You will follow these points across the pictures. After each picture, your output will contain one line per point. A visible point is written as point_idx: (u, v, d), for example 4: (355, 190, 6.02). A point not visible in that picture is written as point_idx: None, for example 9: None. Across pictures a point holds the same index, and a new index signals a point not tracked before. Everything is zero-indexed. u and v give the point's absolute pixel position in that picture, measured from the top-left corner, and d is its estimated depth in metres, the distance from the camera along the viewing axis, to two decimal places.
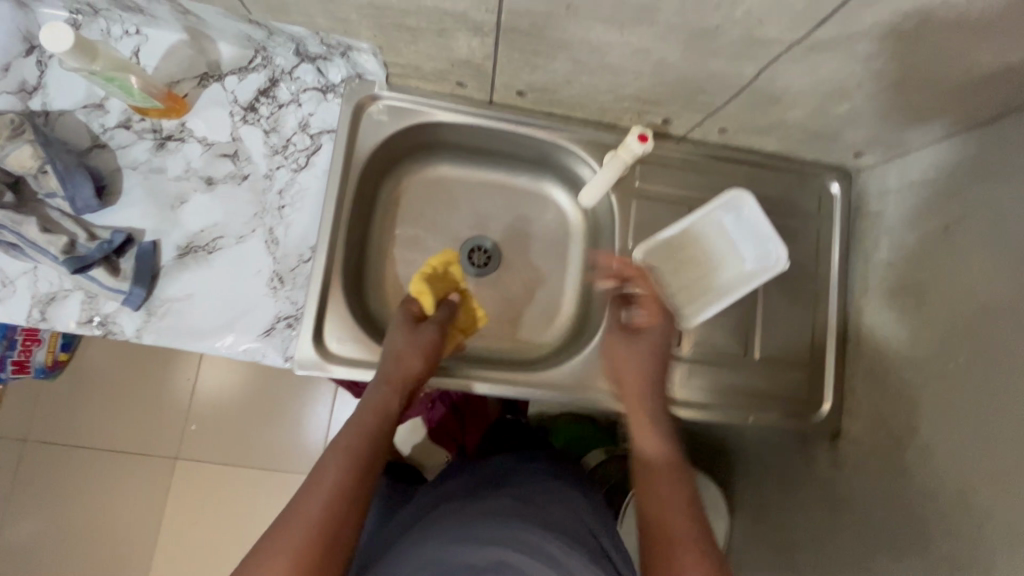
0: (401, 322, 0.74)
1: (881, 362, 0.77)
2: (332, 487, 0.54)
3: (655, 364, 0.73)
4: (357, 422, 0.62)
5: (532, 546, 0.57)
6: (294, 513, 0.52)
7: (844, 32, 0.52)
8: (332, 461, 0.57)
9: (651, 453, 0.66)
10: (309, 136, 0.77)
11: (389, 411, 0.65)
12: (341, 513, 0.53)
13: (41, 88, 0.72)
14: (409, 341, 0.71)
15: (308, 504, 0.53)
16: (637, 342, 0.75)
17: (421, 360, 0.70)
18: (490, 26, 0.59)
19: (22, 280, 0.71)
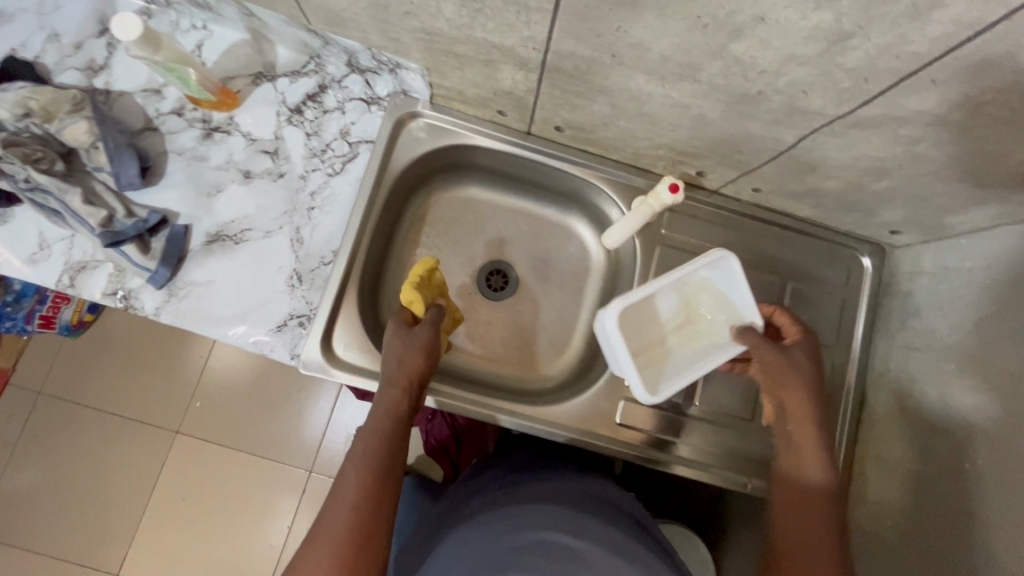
0: (395, 328, 0.70)
1: (897, 450, 0.74)
2: (355, 504, 0.56)
3: (813, 372, 0.66)
4: (371, 427, 0.61)
5: (578, 529, 0.60)
6: (322, 532, 0.54)
7: (889, 114, 0.51)
8: (353, 473, 0.58)
9: (808, 485, 0.61)
10: (348, 144, 0.80)
11: (402, 410, 0.64)
12: (366, 530, 0.55)
13: (106, 68, 0.76)
14: (405, 346, 0.67)
15: (334, 522, 0.54)
16: (790, 356, 0.66)
17: (423, 358, 0.68)
18: (535, 63, 0.61)
19: (58, 246, 0.73)
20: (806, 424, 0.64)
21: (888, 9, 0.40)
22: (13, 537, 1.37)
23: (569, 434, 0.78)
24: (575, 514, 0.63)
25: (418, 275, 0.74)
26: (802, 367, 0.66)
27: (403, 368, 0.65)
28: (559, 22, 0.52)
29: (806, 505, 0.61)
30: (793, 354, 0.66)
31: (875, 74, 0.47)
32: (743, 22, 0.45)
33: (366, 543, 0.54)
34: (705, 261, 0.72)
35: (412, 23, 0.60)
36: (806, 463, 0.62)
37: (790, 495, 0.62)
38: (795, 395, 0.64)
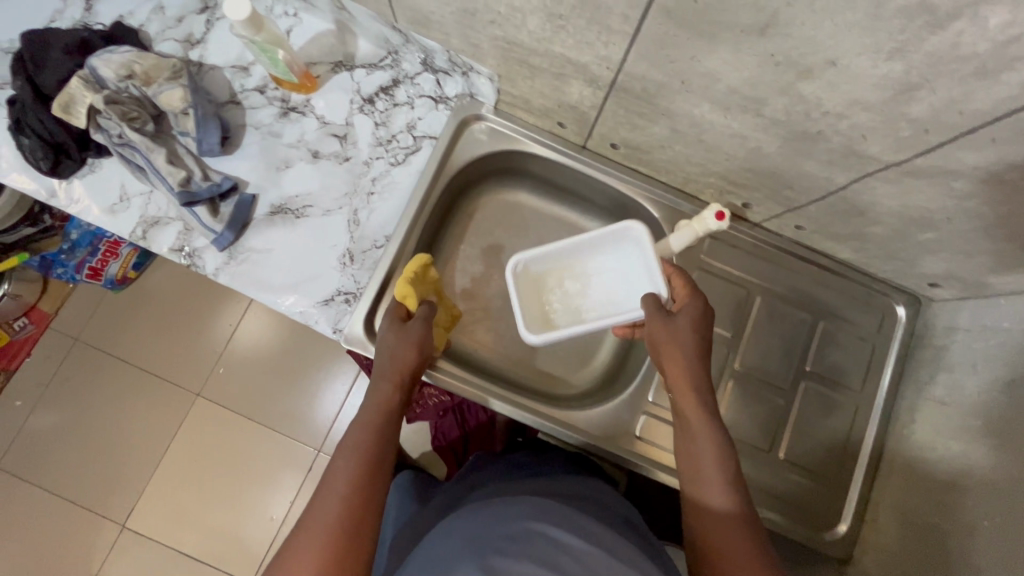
0: (389, 324, 0.73)
1: (914, 502, 0.74)
2: (345, 489, 0.57)
3: (699, 335, 0.67)
4: (361, 419, 0.64)
5: (577, 527, 0.59)
6: (312, 519, 0.54)
7: (945, 167, 0.53)
8: (344, 462, 0.59)
9: (698, 456, 0.61)
10: (413, 137, 0.84)
11: (391, 404, 0.66)
12: (354, 513, 0.55)
13: (202, 43, 0.82)
14: (399, 342, 0.70)
15: (324, 508, 0.55)
16: (672, 319, 0.68)
17: (415, 354, 0.71)
18: (605, 81, 0.64)
19: (136, 200, 0.79)
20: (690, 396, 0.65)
21: (959, 66, 0.42)
22: (32, 475, 1.43)
23: (589, 441, 0.80)
24: (580, 516, 0.62)
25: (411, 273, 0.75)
26: (683, 330, 0.67)
27: (395, 364, 0.69)
28: (637, 46, 0.55)
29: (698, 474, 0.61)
30: (677, 319, 0.68)
31: (937, 127, 0.49)
32: (815, 64, 0.47)
33: (355, 526, 0.54)
34: (615, 229, 0.74)
35: (493, 31, 0.65)
36: (696, 435, 0.63)
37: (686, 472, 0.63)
38: (678, 361, 0.67)
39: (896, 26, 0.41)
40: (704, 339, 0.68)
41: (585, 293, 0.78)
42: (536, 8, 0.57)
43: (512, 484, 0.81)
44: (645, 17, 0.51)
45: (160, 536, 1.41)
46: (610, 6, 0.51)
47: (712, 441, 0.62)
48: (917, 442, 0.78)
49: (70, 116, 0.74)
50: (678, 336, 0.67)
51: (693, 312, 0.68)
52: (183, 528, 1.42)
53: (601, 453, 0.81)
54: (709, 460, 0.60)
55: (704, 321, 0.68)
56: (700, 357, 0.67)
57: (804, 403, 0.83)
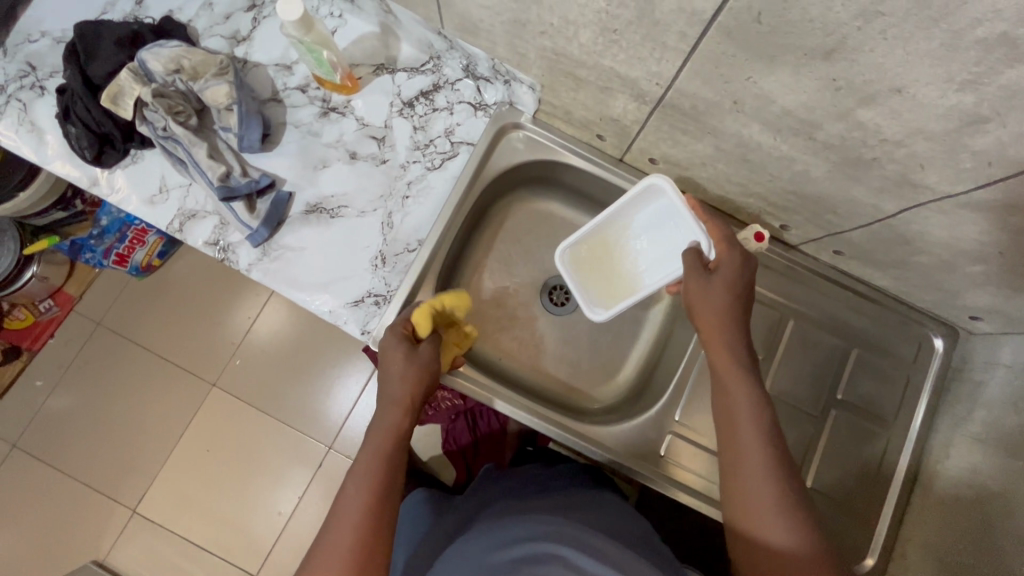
0: (396, 345, 0.70)
1: (947, 541, 0.72)
2: (356, 521, 0.57)
3: (736, 300, 0.65)
4: (371, 446, 0.63)
5: (583, 543, 0.57)
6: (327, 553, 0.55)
7: (1004, 202, 0.52)
8: (354, 492, 0.59)
9: (740, 441, 0.62)
10: (450, 143, 0.84)
11: (400, 430, 0.66)
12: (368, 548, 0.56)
13: (247, 40, 0.83)
14: (405, 366, 0.69)
15: (336, 544, 0.56)
16: (709, 281, 0.66)
17: (423, 378, 0.69)
18: (653, 97, 0.64)
19: (175, 193, 0.80)
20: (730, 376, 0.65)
21: None
22: (50, 457, 1.44)
23: (614, 458, 0.79)
24: (587, 533, 0.59)
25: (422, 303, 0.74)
26: (719, 295, 0.65)
27: (405, 389, 0.67)
28: (691, 64, 0.55)
29: (739, 460, 0.61)
30: (714, 281, 0.65)
31: (1000, 161, 0.48)
32: (879, 91, 0.46)
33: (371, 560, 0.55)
34: (642, 187, 0.70)
35: (542, 42, 0.64)
36: (732, 398, 0.64)
37: (725, 455, 0.63)
38: (713, 322, 0.66)
39: (971, 57, 0.40)
40: (741, 306, 0.67)
41: (636, 256, 0.77)
42: (591, 22, 0.56)
43: (532, 497, 0.79)
44: (703, 36, 0.50)
45: (171, 525, 1.42)
46: (668, 23, 0.51)
47: (753, 426, 0.62)
48: (953, 479, 0.76)
49: (118, 108, 0.75)
50: (714, 302, 0.65)
51: (732, 274, 0.66)
52: (193, 518, 1.42)
53: (626, 472, 0.79)
54: (749, 447, 0.61)
55: (742, 283, 0.66)
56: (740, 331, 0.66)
57: (834, 431, 0.81)
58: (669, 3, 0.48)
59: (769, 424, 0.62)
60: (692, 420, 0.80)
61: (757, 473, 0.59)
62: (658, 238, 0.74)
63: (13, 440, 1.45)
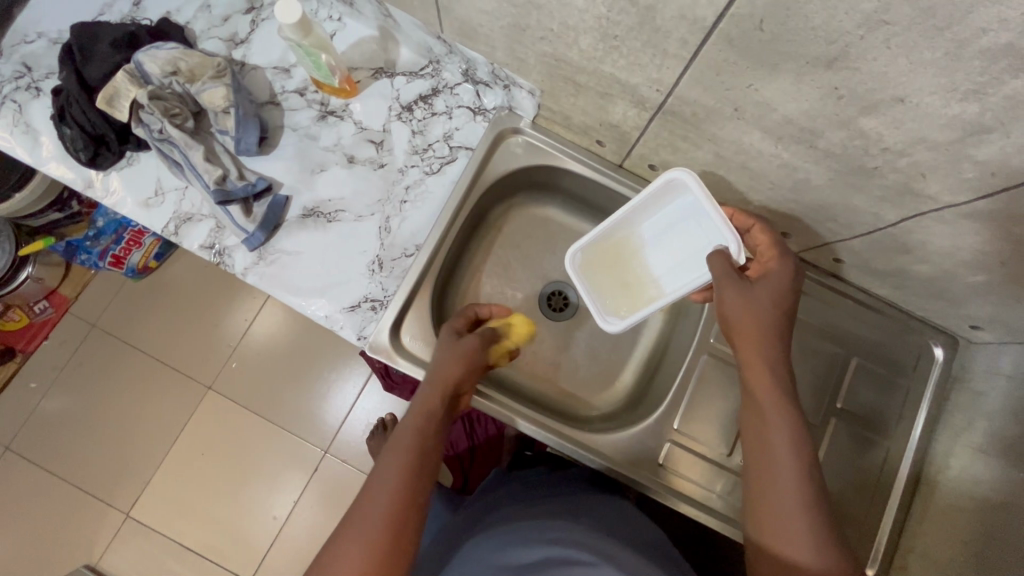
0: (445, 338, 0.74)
1: (947, 553, 0.72)
2: (378, 511, 0.55)
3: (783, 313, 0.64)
4: (407, 424, 0.64)
5: (599, 551, 0.57)
6: (347, 535, 0.54)
7: (1006, 212, 0.51)
8: (389, 465, 0.59)
9: (773, 461, 0.60)
10: (449, 147, 0.83)
11: (434, 412, 0.66)
12: (387, 544, 0.53)
13: (246, 43, 0.82)
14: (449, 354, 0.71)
15: (358, 529, 0.54)
16: (750, 288, 0.64)
17: (464, 367, 0.71)
18: (653, 103, 0.63)
19: (171, 196, 0.79)
20: (772, 392, 0.62)
21: None
22: (43, 459, 1.43)
23: (611, 466, 0.78)
24: (602, 540, 0.59)
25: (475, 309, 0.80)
26: (763, 304, 0.63)
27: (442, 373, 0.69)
28: (692, 70, 0.54)
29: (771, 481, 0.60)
30: (758, 285, 0.65)
31: (1003, 171, 0.47)
32: (881, 100, 0.46)
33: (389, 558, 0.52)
34: (664, 182, 0.69)
35: (542, 47, 0.64)
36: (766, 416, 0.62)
37: (756, 471, 0.61)
38: (748, 331, 0.63)
39: (976, 67, 0.39)
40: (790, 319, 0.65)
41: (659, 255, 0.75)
42: (591, 27, 0.56)
43: (531, 499, 0.78)
44: (705, 43, 0.50)
45: (164, 529, 1.40)
46: (669, 30, 0.51)
47: (789, 448, 0.60)
48: (954, 491, 0.75)
49: (113, 110, 0.74)
50: (757, 310, 0.63)
51: (784, 283, 0.65)
52: (187, 522, 1.41)
53: (623, 480, 0.79)
54: (784, 471, 0.59)
55: (794, 295, 0.65)
56: (781, 346, 0.64)
57: (833, 440, 0.81)
58: (671, 9, 0.48)
59: (804, 441, 0.60)
60: (691, 428, 0.79)
61: (790, 499, 0.58)
62: (685, 235, 0.72)
63: (6, 442, 1.43)
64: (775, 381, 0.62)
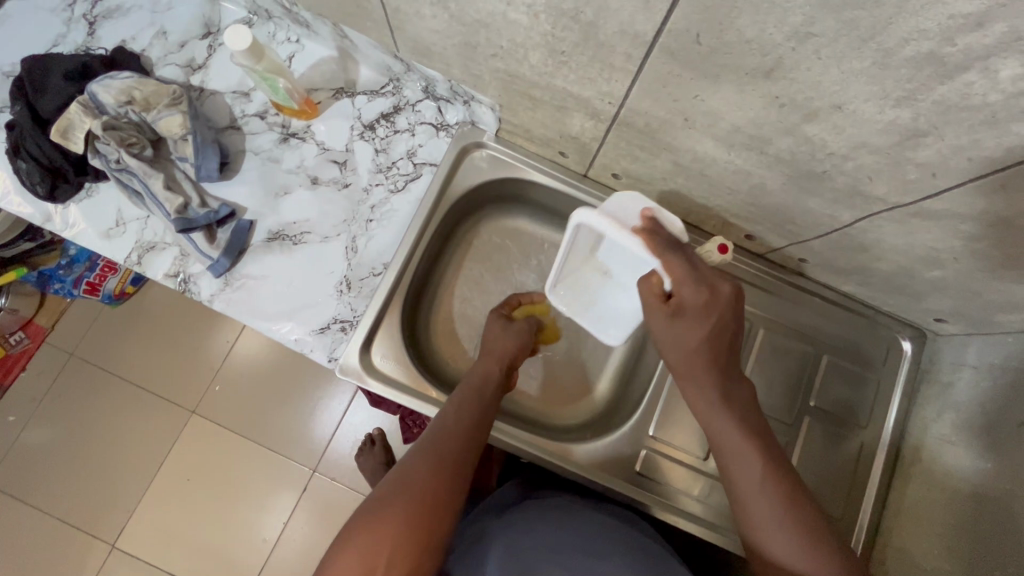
0: (496, 319, 0.82)
1: (923, 545, 0.72)
2: (433, 458, 0.61)
3: (711, 336, 0.60)
4: (467, 383, 0.72)
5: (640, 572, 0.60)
6: (402, 482, 0.58)
7: (952, 210, 0.52)
8: (453, 412, 0.67)
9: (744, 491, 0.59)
10: (413, 164, 0.83)
11: (494, 377, 0.74)
12: (434, 488, 0.58)
13: (203, 68, 0.82)
14: (505, 333, 0.79)
15: (418, 475, 0.59)
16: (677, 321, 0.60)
17: (517, 342, 0.79)
18: (607, 115, 0.63)
19: (132, 225, 0.78)
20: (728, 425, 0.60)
21: (968, 115, 0.41)
22: (25, 494, 1.40)
23: (594, 476, 0.78)
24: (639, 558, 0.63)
25: (519, 299, 0.87)
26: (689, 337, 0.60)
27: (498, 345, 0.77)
28: (640, 83, 0.55)
29: (749, 506, 0.59)
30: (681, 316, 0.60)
31: (944, 172, 0.48)
32: (821, 107, 0.47)
33: (437, 511, 0.57)
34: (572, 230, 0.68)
35: (495, 64, 0.64)
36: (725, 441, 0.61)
37: (733, 499, 0.61)
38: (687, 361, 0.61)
39: (904, 75, 0.40)
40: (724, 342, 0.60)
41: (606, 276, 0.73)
42: (538, 44, 0.56)
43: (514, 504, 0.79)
44: (648, 56, 0.50)
45: (151, 558, 1.38)
46: (613, 45, 0.51)
47: (754, 476, 0.59)
48: (927, 482, 0.76)
49: (68, 142, 0.73)
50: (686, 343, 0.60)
51: (703, 313, 0.59)
52: (174, 550, 1.39)
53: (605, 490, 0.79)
54: (756, 489, 0.59)
55: (719, 308, 0.59)
56: (722, 370, 0.61)
57: (809, 438, 0.81)
58: (612, 25, 0.48)
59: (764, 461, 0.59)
60: (667, 434, 0.80)
61: (771, 520, 0.58)
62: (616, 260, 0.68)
63: None
64: (724, 417, 0.61)
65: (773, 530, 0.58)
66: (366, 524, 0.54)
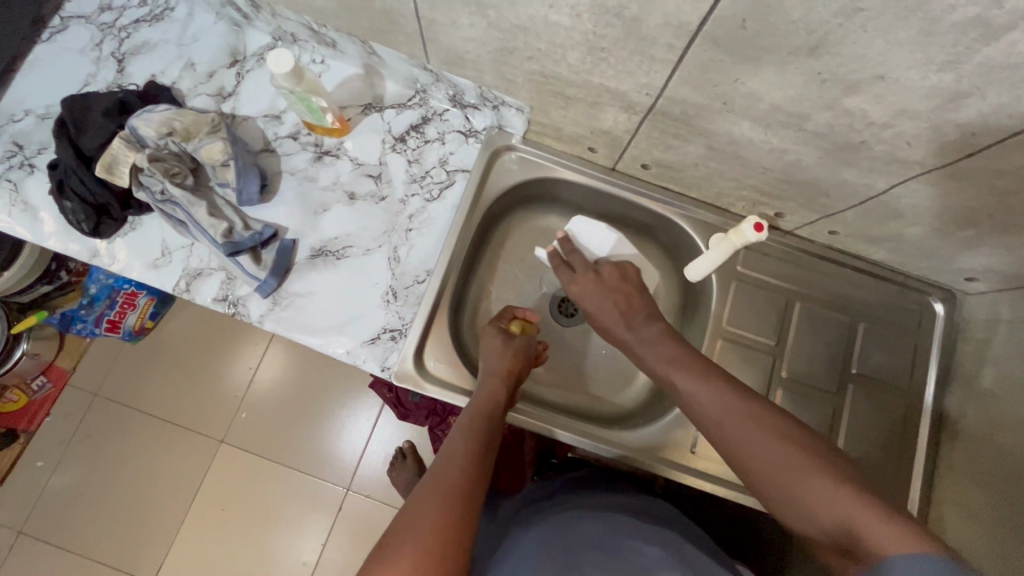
0: (493, 335, 0.79)
1: (979, 499, 0.74)
2: (440, 484, 0.59)
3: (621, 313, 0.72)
4: (473, 407, 0.72)
5: (682, 555, 0.61)
6: (413, 515, 0.55)
7: (991, 168, 0.55)
8: (458, 438, 0.66)
9: (749, 458, 0.56)
10: (446, 172, 0.85)
11: (499, 397, 0.73)
12: (450, 519, 0.55)
13: (233, 95, 0.84)
14: (505, 347, 0.78)
15: (424, 503, 0.56)
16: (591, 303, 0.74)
17: (519, 357, 0.78)
18: (642, 107, 0.66)
19: (178, 254, 0.79)
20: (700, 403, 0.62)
21: (1009, 74, 0.43)
22: (60, 538, 1.40)
23: (585, 436, 0.80)
24: (682, 545, 0.64)
25: (514, 312, 0.84)
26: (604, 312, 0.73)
27: (501, 360, 0.76)
28: (679, 72, 0.57)
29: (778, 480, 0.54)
30: (593, 299, 0.74)
31: (983, 131, 0.50)
32: (863, 79, 0.49)
33: (453, 536, 0.54)
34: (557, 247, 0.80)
35: (529, 67, 0.66)
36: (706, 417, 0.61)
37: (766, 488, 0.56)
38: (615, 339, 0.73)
39: (949, 40, 0.42)
40: (624, 305, 0.72)
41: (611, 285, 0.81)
42: (578, 43, 0.58)
43: (569, 497, 0.81)
44: (691, 45, 0.53)
45: None
46: (656, 37, 0.53)
47: (757, 438, 0.56)
48: (974, 436, 0.78)
49: (114, 176, 0.75)
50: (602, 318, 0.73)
51: (596, 286, 0.74)
52: None
53: (605, 452, 0.81)
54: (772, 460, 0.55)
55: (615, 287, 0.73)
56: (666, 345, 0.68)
57: (853, 406, 0.83)
58: (656, 18, 0.51)
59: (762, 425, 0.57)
60: None
61: (799, 477, 0.53)
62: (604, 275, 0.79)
63: (20, 524, 1.40)
64: (700, 398, 0.62)
65: (804, 482, 0.53)
66: (379, 562, 0.51)
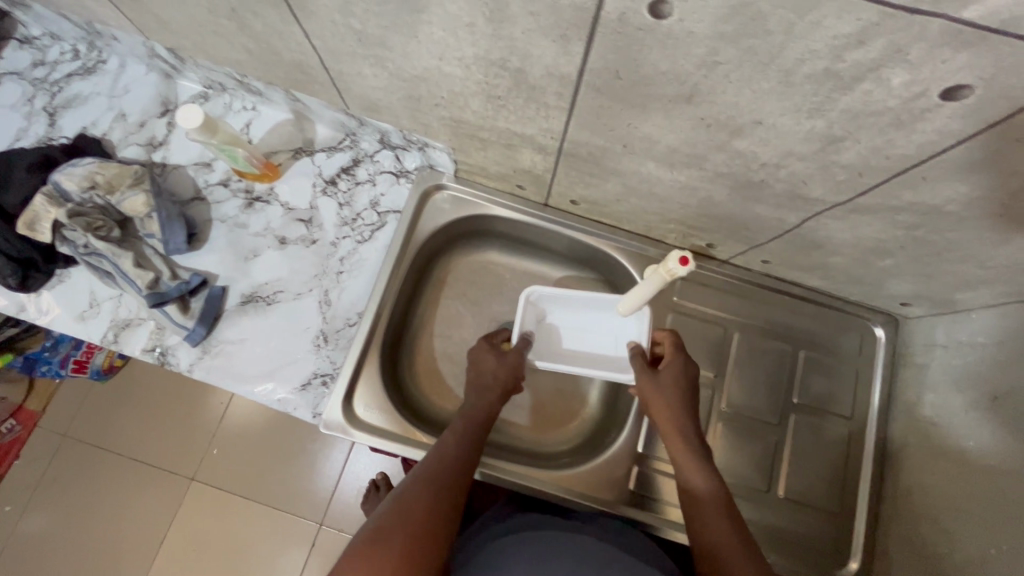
0: (486, 347, 0.79)
1: (920, 530, 0.72)
2: (425, 483, 0.59)
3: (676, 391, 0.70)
4: (468, 412, 0.71)
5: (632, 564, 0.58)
6: (401, 508, 0.54)
7: (888, 204, 0.54)
8: (452, 442, 0.66)
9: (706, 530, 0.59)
10: (377, 214, 0.85)
11: (495, 409, 0.73)
12: (432, 513, 0.55)
13: (164, 144, 0.85)
14: (498, 360, 0.77)
15: (413, 496, 0.56)
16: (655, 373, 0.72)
17: (511, 373, 0.76)
18: (553, 149, 0.66)
19: (107, 305, 0.79)
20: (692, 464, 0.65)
21: (875, 119, 0.44)
22: None
23: (531, 483, 0.79)
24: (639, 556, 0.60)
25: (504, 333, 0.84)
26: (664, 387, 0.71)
27: (495, 377, 0.75)
28: (575, 117, 0.57)
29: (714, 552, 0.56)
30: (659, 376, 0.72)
31: (868, 170, 0.50)
32: (743, 124, 0.49)
33: (435, 529, 0.53)
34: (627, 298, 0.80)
35: (440, 113, 0.67)
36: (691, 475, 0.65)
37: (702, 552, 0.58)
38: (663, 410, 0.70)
39: (809, 89, 0.42)
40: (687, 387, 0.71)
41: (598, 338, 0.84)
42: (475, 92, 0.59)
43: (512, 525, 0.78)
44: (578, 93, 0.53)
45: None
46: (544, 86, 0.53)
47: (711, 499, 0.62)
48: (915, 464, 0.76)
49: (35, 233, 0.75)
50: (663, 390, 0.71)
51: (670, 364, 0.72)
52: None
53: (550, 496, 0.79)
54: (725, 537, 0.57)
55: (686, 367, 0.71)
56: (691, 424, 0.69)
57: (797, 436, 0.82)
58: (538, 69, 0.51)
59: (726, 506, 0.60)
60: (656, 449, 0.81)
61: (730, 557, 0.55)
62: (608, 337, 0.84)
63: None
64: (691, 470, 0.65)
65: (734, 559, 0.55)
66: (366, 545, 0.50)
